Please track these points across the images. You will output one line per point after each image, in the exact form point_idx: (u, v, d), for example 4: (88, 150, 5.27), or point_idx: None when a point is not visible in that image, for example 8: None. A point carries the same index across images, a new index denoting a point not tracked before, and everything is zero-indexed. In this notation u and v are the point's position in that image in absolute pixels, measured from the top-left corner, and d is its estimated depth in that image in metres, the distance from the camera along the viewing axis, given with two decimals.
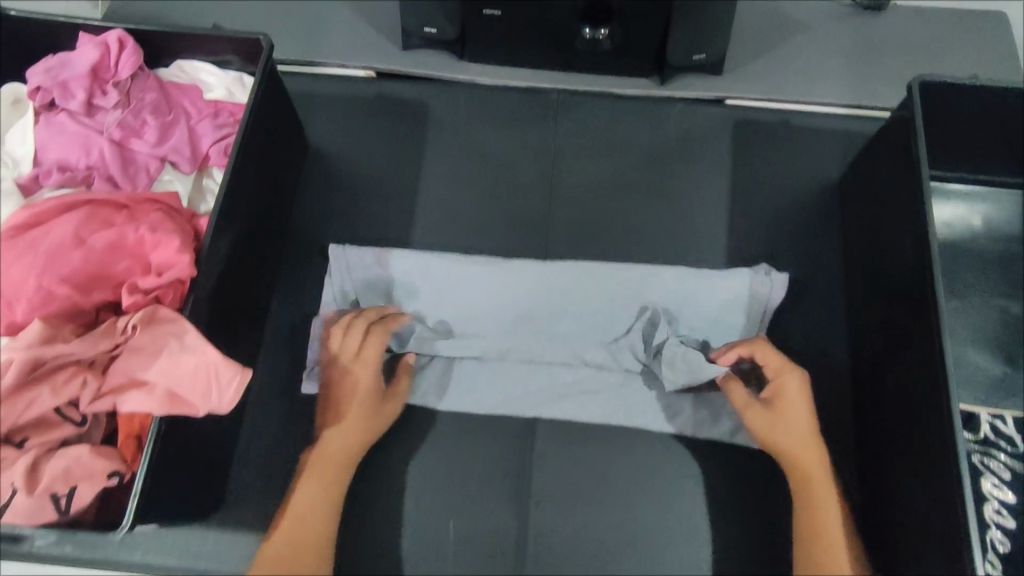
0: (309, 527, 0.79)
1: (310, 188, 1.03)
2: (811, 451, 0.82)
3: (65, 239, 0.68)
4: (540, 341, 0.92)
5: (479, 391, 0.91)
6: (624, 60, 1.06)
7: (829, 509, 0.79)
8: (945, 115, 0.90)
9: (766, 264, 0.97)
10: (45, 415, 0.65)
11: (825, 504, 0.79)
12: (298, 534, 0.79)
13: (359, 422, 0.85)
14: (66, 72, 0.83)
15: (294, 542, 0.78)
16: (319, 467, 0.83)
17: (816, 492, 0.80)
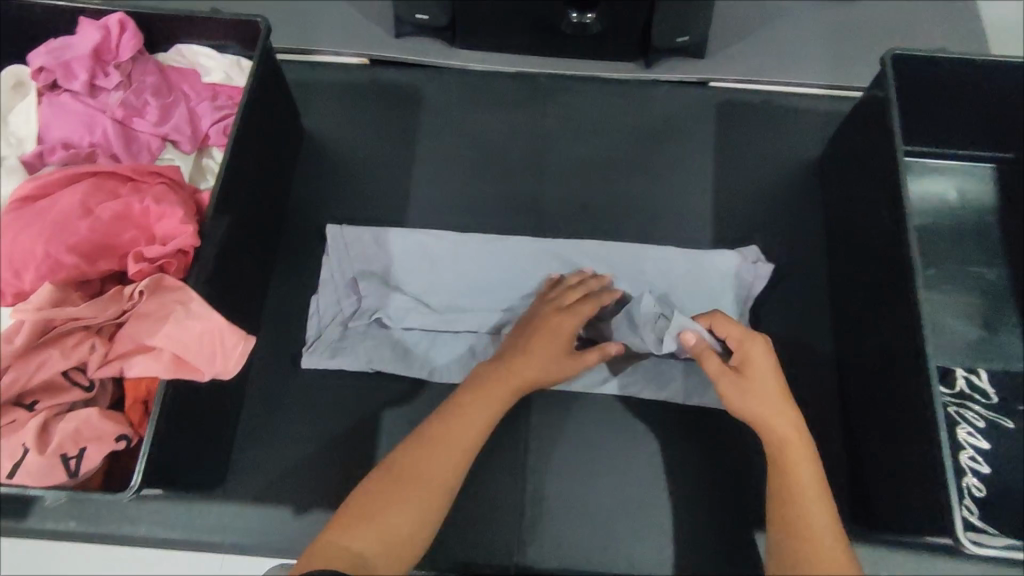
0: (456, 450, 0.74)
1: (307, 171, 1.05)
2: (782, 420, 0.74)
3: (73, 209, 0.70)
4: None
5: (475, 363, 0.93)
6: (611, 44, 1.10)
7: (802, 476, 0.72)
8: (918, 90, 0.94)
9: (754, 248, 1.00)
10: (54, 379, 0.66)
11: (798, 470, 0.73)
12: (444, 454, 0.73)
13: (545, 361, 0.80)
14: (69, 53, 0.85)
15: (426, 462, 0.72)
16: (492, 391, 0.78)
17: (788, 453, 0.74)
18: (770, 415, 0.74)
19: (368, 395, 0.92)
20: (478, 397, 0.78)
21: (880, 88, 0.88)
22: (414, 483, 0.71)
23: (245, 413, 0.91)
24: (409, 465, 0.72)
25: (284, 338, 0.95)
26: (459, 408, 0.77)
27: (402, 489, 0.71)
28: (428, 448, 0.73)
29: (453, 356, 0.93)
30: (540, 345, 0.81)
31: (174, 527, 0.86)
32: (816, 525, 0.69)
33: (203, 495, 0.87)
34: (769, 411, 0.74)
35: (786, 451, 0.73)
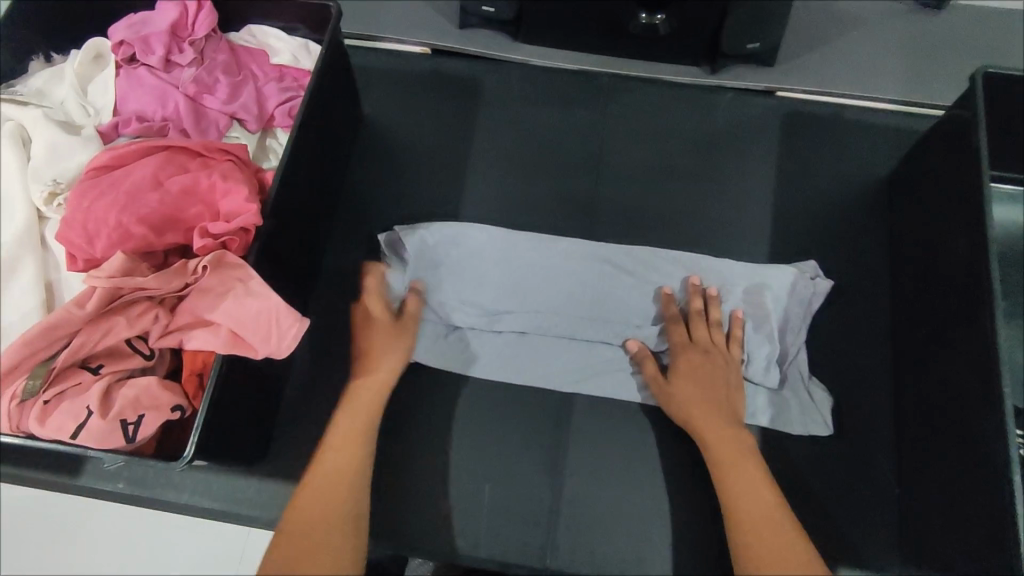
0: (338, 478, 0.76)
1: (363, 156, 1.06)
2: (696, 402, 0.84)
3: (145, 180, 0.72)
4: (583, 320, 0.93)
5: (521, 363, 0.92)
6: (677, 47, 1.07)
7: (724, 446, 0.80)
8: (1003, 113, 0.89)
9: (813, 262, 0.96)
10: (118, 345, 0.69)
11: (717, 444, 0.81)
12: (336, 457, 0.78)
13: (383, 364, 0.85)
14: (147, 29, 0.87)
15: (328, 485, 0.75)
16: (355, 411, 0.82)
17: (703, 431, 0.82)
18: (692, 407, 0.83)
19: (411, 385, 0.93)
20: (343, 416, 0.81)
21: (967, 107, 0.84)
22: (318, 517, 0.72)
23: (289, 392, 0.92)
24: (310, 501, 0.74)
25: (332, 321, 0.96)
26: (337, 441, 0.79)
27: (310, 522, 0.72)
28: (320, 482, 0.76)
29: (495, 354, 0.93)
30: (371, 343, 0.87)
31: (214, 499, 0.88)
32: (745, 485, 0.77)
33: (245, 470, 0.89)
34: (693, 410, 0.83)
35: (717, 444, 0.81)
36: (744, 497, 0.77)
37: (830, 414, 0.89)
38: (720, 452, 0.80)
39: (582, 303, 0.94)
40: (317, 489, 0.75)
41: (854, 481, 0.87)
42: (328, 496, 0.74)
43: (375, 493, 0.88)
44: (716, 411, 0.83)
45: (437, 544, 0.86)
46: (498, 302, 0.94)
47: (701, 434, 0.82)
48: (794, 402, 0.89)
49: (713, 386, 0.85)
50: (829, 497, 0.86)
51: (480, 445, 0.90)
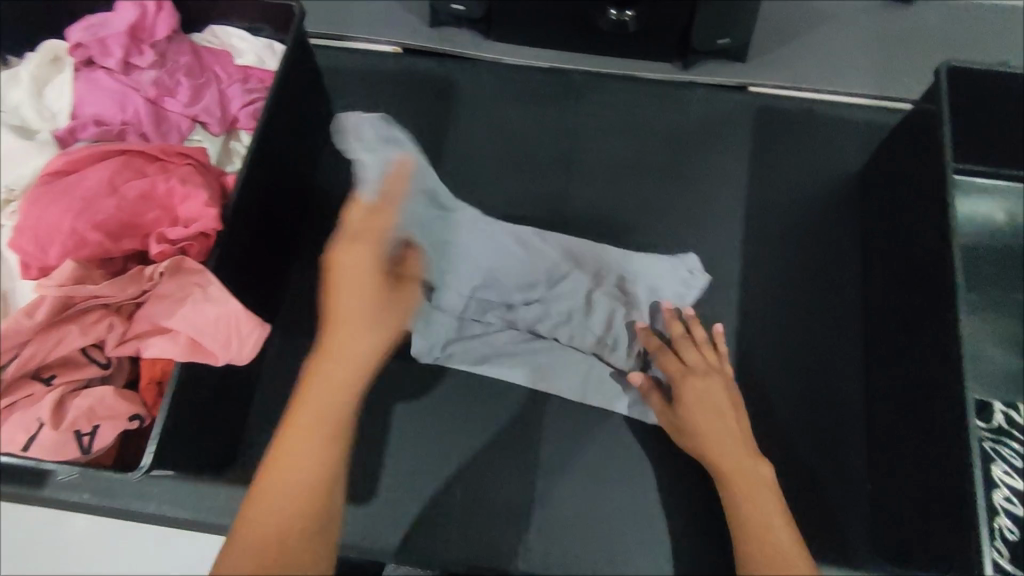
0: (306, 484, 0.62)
1: (333, 158, 1.05)
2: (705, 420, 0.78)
3: (99, 185, 0.71)
4: (539, 314, 0.92)
5: (488, 354, 0.91)
6: (649, 43, 1.06)
7: (733, 457, 0.76)
8: (969, 107, 0.89)
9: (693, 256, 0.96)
10: (72, 355, 0.67)
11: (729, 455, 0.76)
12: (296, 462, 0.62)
13: (349, 337, 0.66)
14: (105, 30, 0.86)
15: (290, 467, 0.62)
16: (317, 398, 0.64)
17: (708, 444, 0.77)
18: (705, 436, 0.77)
19: (381, 388, 0.92)
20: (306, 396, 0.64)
21: (933, 101, 0.83)
22: (284, 508, 0.61)
23: (258, 397, 0.91)
24: (268, 476, 0.62)
25: (301, 325, 0.95)
26: (307, 414, 0.63)
27: (263, 503, 0.61)
28: (285, 458, 0.62)
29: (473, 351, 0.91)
30: (347, 303, 0.66)
31: (183, 507, 0.87)
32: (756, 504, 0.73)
33: (213, 477, 0.88)
34: (705, 440, 0.78)
35: (730, 477, 0.75)
36: (756, 532, 0.71)
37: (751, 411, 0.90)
38: (742, 488, 0.74)
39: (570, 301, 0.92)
40: (280, 466, 0.62)
41: (826, 476, 0.87)
42: (294, 477, 0.62)
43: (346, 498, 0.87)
44: (728, 433, 0.77)
45: (408, 548, 0.85)
46: (483, 298, 0.92)
47: (716, 464, 0.77)
48: None
49: (724, 409, 0.79)
50: (802, 493, 0.86)
51: (451, 447, 0.89)
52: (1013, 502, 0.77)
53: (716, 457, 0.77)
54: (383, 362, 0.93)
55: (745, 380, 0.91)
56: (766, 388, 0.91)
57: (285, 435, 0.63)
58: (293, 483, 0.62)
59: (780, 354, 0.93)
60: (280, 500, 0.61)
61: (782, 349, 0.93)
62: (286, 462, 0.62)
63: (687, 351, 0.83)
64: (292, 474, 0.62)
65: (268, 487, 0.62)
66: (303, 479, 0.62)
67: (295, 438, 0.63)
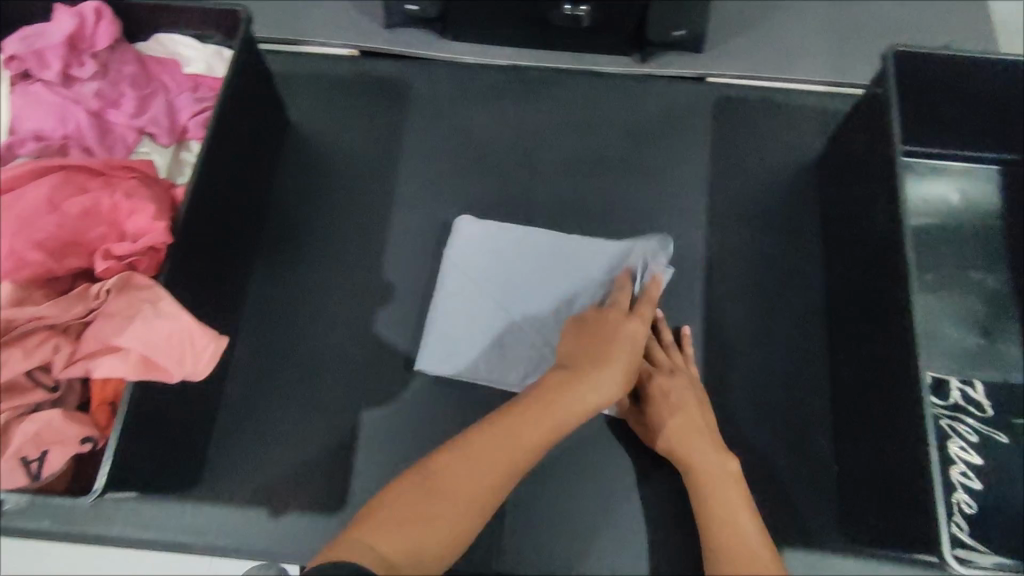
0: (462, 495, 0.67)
1: (291, 164, 1.03)
2: (680, 422, 0.80)
3: (38, 203, 0.68)
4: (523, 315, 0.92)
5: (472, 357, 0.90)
6: (606, 37, 1.06)
7: (707, 461, 0.77)
8: (918, 90, 0.90)
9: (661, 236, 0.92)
10: (16, 380, 0.64)
11: (703, 458, 0.77)
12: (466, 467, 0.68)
13: (591, 379, 0.74)
14: (42, 42, 0.82)
15: (462, 474, 0.68)
16: (536, 416, 0.72)
17: (682, 448, 0.78)
18: (676, 436, 0.79)
19: (348, 396, 0.90)
20: (498, 425, 0.71)
21: (881, 86, 0.85)
22: (429, 514, 0.65)
23: (222, 411, 0.89)
24: (412, 489, 0.66)
25: (263, 336, 0.93)
26: (482, 431, 0.71)
27: (409, 508, 0.64)
28: (439, 468, 0.68)
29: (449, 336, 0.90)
30: (615, 350, 0.77)
31: (148, 528, 0.85)
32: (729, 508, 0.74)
33: (178, 495, 0.86)
34: (676, 443, 0.79)
35: (703, 476, 0.76)
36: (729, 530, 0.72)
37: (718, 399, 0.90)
38: (714, 491, 0.75)
39: (549, 287, 0.93)
40: (443, 474, 0.68)
41: (794, 460, 0.88)
42: (427, 491, 0.66)
43: (316, 508, 0.86)
44: (699, 435, 0.79)
45: None
46: (464, 282, 0.93)
47: (690, 466, 0.78)
48: None
49: (697, 410, 0.81)
50: (771, 477, 0.87)
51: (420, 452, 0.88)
52: (969, 477, 0.80)
53: (693, 462, 0.78)
54: (348, 369, 0.91)
55: (710, 369, 0.92)
56: (731, 376, 0.92)
57: (448, 451, 0.70)
58: (410, 492, 0.66)
59: (745, 342, 0.93)
60: (448, 506, 0.66)
61: (747, 337, 0.94)
62: (449, 468, 0.68)
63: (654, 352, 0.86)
64: (450, 481, 0.68)
65: (396, 501, 0.65)
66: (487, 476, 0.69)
67: (467, 450, 0.69)
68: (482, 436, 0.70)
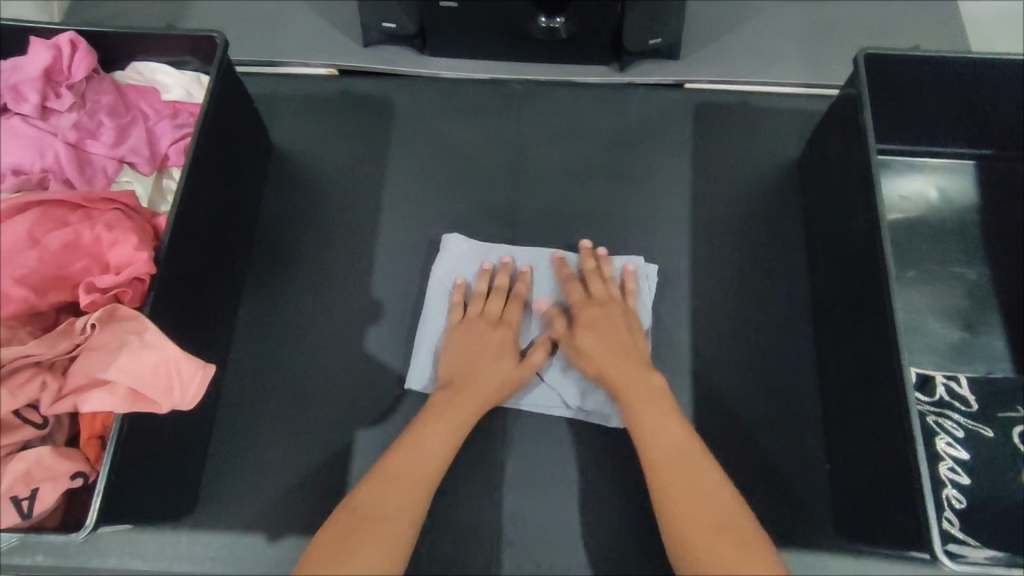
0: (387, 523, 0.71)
1: (275, 186, 1.03)
2: (616, 344, 0.85)
3: (18, 239, 0.67)
4: None
5: None
6: (583, 47, 1.07)
7: (636, 379, 0.81)
8: (889, 92, 0.92)
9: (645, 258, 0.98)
10: (4, 418, 0.64)
11: (631, 375, 0.82)
12: (389, 496, 0.73)
13: (490, 377, 0.84)
14: (17, 76, 0.82)
15: (381, 504, 0.72)
16: (448, 419, 0.80)
17: (608, 366, 0.83)
18: (603, 357, 0.84)
19: (340, 416, 0.90)
20: (424, 431, 0.79)
21: (854, 87, 0.86)
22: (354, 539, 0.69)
23: (215, 437, 0.89)
24: (342, 520, 0.71)
25: (254, 359, 0.93)
26: (393, 460, 0.76)
27: (341, 538, 0.69)
28: (359, 500, 0.73)
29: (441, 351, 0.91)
30: (601, 334, 0.85)
31: (143, 558, 0.84)
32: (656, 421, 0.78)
33: (172, 524, 0.85)
34: (602, 363, 0.83)
35: (629, 393, 0.80)
36: (666, 446, 0.76)
37: (708, 403, 0.91)
38: (635, 406, 0.79)
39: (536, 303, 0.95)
40: (359, 511, 0.72)
41: (785, 460, 0.89)
42: (350, 519, 0.71)
43: (312, 530, 0.86)
44: (630, 360, 0.83)
45: None
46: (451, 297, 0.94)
47: (611, 383, 0.82)
48: (684, 396, 0.92)
49: (630, 339, 0.86)
50: (764, 479, 0.88)
51: None
52: (955, 472, 0.80)
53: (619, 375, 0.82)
54: (340, 389, 0.91)
55: (700, 373, 0.93)
56: (721, 380, 0.92)
57: (364, 485, 0.74)
58: (341, 524, 0.71)
59: (734, 345, 0.94)
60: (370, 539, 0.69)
61: (735, 340, 0.95)
62: (368, 496, 0.73)
63: (597, 287, 0.90)
64: (367, 510, 0.72)
65: (331, 533, 0.70)
66: (416, 486, 0.75)
67: (380, 477, 0.75)
68: (395, 461, 0.76)
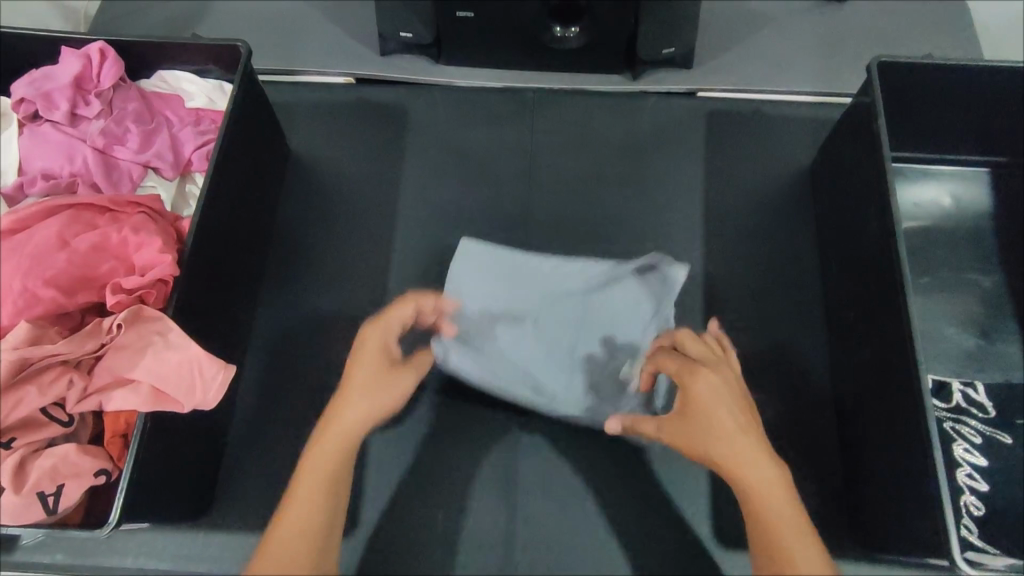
0: (318, 512, 0.69)
1: (293, 191, 1.05)
2: (721, 403, 0.70)
3: (49, 240, 0.69)
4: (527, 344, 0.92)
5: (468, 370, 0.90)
6: (596, 57, 1.08)
7: (744, 443, 0.68)
8: (901, 101, 0.93)
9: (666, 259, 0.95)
10: (31, 415, 0.66)
11: (739, 437, 0.68)
12: (319, 488, 0.69)
13: (359, 395, 0.72)
14: (50, 84, 0.85)
15: (310, 502, 0.69)
16: (339, 432, 0.71)
17: (705, 427, 0.69)
18: (715, 428, 0.69)
19: None
20: (327, 431, 0.71)
21: (868, 96, 0.87)
22: (305, 526, 0.68)
23: (232, 439, 0.90)
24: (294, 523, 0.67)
25: (272, 361, 0.94)
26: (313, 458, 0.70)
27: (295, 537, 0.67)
28: (295, 507, 0.68)
29: (479, 323, 0.92)
30: (713, 400, 0.70)
31: (162, 557, 0.85)
32: (755, 485, 0.67)
33: (190, 523, 0.86)
34: (704, 426, 0.69)
35: (735, 463, 0.68)
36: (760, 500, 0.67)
37: None
38: (741, 476, 0.68)
39: (557, 324, 0.93)
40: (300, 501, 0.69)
41: (799, 467, 0.88)
42: (304, 522, 0.68)
43: None
44: (735, 421, 0.69)
45: None
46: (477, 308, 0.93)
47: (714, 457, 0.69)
48: None
49: (743, 401, 0.71)
50: None
51: (431, 471, 0.89)
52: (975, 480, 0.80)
53: (722, 442, 0.68)
54: None
55: None
56: None
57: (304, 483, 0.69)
58: (299, 527, 0.67)
59: (747, 350, 0.94)
60: (312, 531, 0.68)
61: (750, 346, 0.95)
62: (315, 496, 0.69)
63: (695, 345, 0.77)
64: (308, 514, 0.68)
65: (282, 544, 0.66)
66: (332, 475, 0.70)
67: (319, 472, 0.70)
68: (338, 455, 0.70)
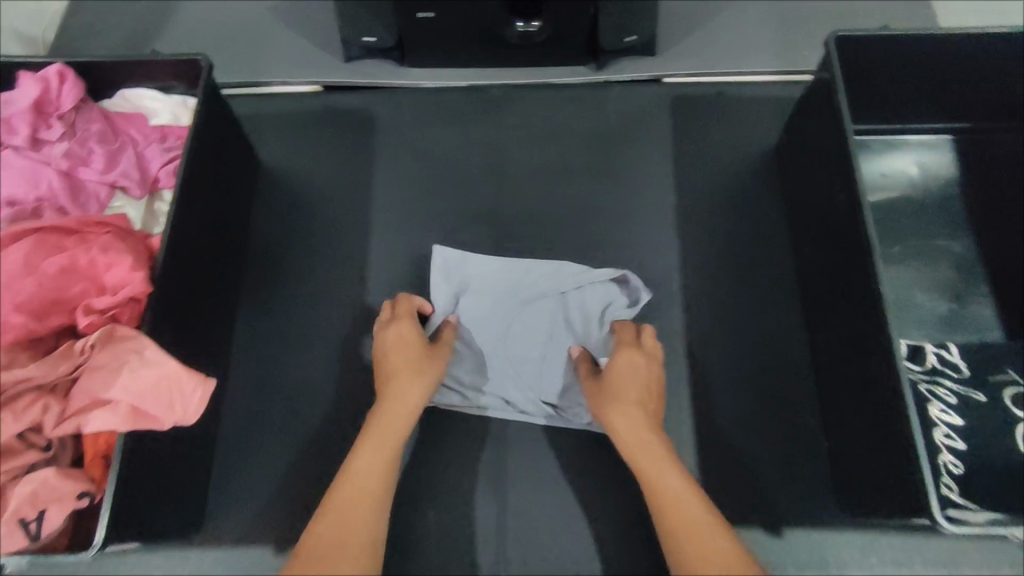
0: (362, 504, 0.74)
1: (264, 202, 1.05)
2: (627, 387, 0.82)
3: (16, 266, 0.68)
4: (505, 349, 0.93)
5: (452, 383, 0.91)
6: (559, 50, 1.09)
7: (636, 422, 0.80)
8: (863, 75, 0.94)
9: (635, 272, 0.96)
10: (8, 443, 0.65)
11: (632, 417, 0.80)
12: (362, 481, 0.75)
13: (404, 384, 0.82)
14: (8, 108, 0.83)
15: (358, 490, 0.75)
16: (382, 431, 0.79)
17: (611, 406, 0.81)
18: (619, 407, 0.81)
19: (340, 424, 0.91)
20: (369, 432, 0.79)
21: (827, 71, 0.88)
22: (351, 520, 0.72)
23: (218, 454, 0.90)
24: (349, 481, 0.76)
25: (253, 373, 0.94)
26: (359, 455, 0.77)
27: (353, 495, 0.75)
28: (336, 498, 0.74)
29: (461, 365, 0.92)
30: (622, 383, 0.82)
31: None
32: (648, 455, 0.77)
33: (180, 540, 0.86)
34: (614, 405, 0.81)
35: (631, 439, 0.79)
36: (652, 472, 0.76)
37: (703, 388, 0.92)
38: (634, 448, 0.78)
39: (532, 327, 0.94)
40: (342, 497, 0.74)
41: (782, 441, 0.89)
42: (359, 486, 0.75)
43: None
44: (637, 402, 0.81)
45: None
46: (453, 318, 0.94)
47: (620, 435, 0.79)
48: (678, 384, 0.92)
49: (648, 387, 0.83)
50: (763, 460, 0.89)
51: (419, 471, 0.89)
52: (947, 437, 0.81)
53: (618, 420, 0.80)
54: (337, 398, 0.92)
55: (694, 359, 0.94)
56: (715, 365, 0.93)
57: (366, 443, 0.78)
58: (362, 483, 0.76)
59: (725, 330, 0.95)
60: (365, 520, 0.73)
61: (727, 325, 0.96)
62: (374, 458, 0.77)
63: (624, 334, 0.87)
64: (349, 502, 0.74)
65: (338, 499, 0.74)
66: (379, 473, 0.77)
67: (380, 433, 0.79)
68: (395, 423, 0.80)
